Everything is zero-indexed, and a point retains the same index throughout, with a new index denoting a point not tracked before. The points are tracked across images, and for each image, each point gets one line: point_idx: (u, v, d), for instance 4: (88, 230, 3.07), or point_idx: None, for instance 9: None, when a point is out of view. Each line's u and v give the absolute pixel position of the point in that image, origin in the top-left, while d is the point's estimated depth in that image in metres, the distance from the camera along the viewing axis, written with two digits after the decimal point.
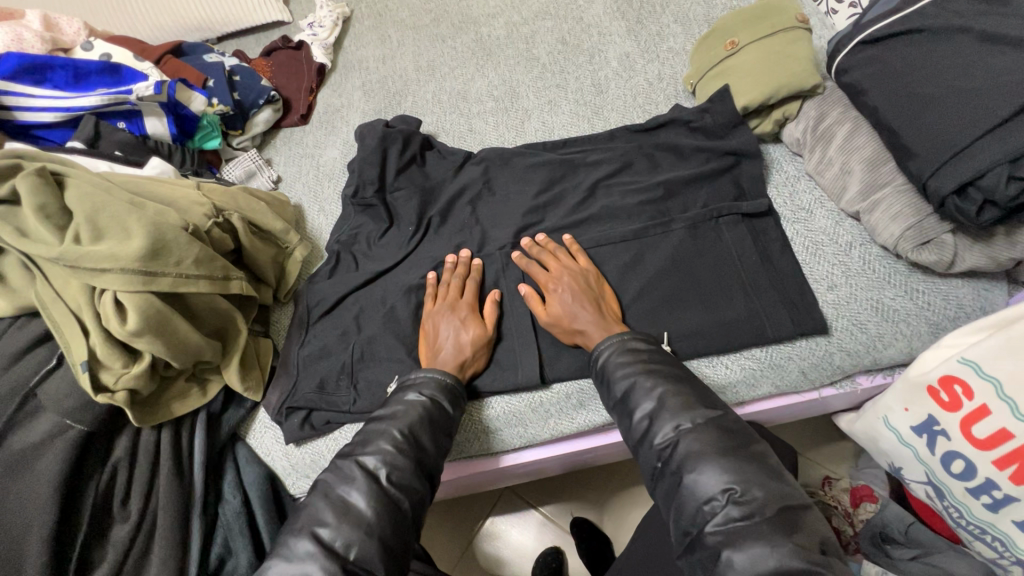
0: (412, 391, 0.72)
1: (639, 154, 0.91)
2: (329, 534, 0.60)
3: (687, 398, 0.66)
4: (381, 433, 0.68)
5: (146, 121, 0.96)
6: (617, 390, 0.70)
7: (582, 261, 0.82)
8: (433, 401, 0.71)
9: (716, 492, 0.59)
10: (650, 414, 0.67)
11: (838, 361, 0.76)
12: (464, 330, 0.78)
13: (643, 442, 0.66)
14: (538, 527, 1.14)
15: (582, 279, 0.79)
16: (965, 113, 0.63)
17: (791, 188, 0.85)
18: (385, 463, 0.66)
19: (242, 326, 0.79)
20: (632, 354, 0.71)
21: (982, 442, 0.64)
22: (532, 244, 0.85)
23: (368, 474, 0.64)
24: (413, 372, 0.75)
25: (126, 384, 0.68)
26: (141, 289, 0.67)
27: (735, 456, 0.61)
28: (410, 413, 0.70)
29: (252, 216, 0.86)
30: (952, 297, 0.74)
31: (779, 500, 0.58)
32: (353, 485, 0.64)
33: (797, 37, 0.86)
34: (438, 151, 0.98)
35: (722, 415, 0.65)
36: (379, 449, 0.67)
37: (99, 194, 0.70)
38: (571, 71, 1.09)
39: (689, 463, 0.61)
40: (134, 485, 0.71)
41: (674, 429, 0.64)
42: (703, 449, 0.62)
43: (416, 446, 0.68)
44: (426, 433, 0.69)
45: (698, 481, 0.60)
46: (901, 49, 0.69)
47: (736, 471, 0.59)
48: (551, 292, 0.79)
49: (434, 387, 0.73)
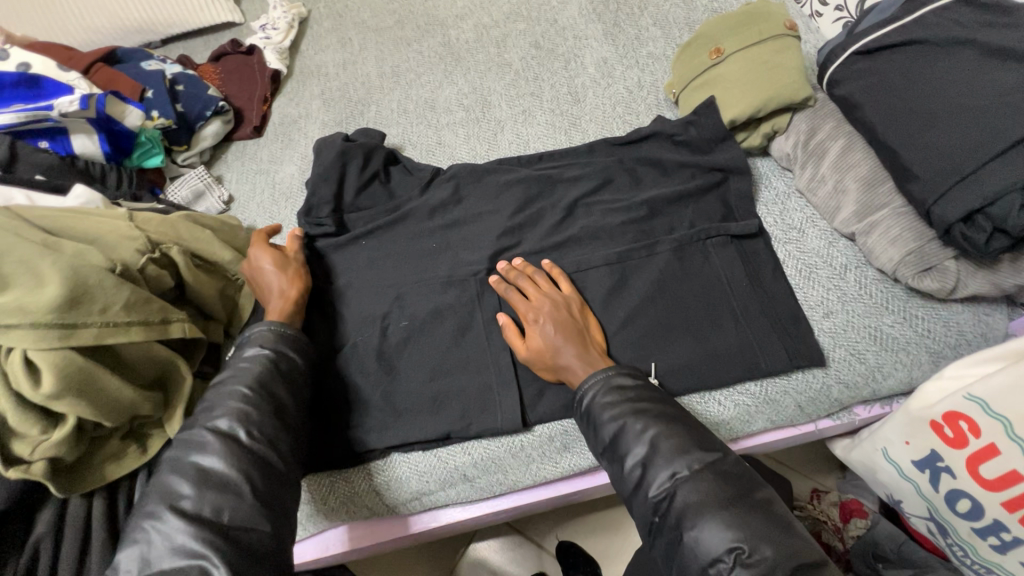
0: (250, 347, 0.67)
1: (620, 169, 0.84)
2: (192, 504, 0.54)
3: (681, 440, 0.60)
4: (226, 394, 0.61)
5: (73, 139, 0.86)
6: (605, 434, 0.64)
7: (564, 289, 0.75)
8: (277, 352, 0.67)
9: (722, 553, 0.53)
10: (642, 460, 0.60)
11: (836, 394, 0.71)
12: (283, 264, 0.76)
13: (637, 493, 0.60)
14: (522, 553, 1.09)
15: (564, 309, 0.72)
16: (970, 134, 0.58)
17: (781, 206, 0.81)
18: (241, 422, 0.59)
19: (186, 374, 0.70)
20: (618, 394, 0.65)
21: (990, 482, 0.61)
22: (508, 267, 0.78)
23: (221, 435, 0.58)
24: (251, 327, 0.70)
25: (45, 454, 0.59)
26: (59, 345, 0.58)
27: (737, 506, 0.55)
28: (253, 370, 0.64)
29: (198, 248, 0.77)
30: (952, 323, 0.71)
31: (792, 558, 0.52)
32: (206, 450, 0.57)
33: (786, 45, 0.81)
34: (404, 166, 0.90)
35: (720, 458, 0.59)
36: (228, 410, 0.60)
37: (4, 235, 0.60)
38: (546, 78, 1.02)
39: (689, 518, 0.56)
40: (61, 563, 0.62)
41: (670, 478, 0.58)
42: (703, 500, 0.56)
43: (272, 399, 0.63)
44: (281, 385, 0.64)
45: (700, 539, 0.54)
46: (899, 62, 0.65)
47: (742, 526, 0.54)
48: (532, 323, 0.72)
49: (273, 338, 0.67)
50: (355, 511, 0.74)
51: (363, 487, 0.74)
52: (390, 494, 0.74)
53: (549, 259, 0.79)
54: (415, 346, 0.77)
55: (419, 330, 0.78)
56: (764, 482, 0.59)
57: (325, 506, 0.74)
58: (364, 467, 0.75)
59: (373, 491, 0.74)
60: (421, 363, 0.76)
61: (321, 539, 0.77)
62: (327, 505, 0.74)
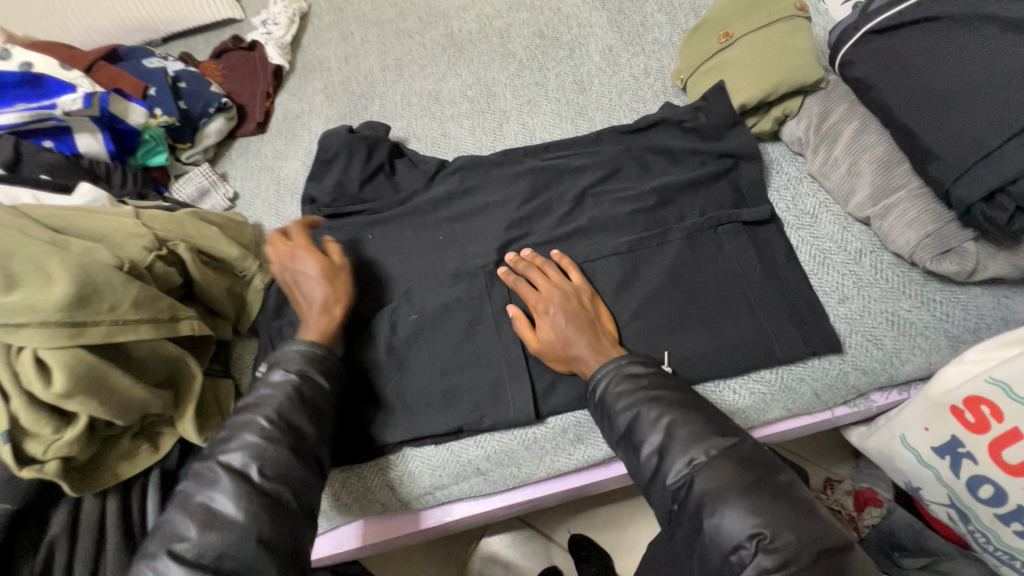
0: (278, 370, 0.66)
1: (629, 158, 0.83)
2: (194, 549, 0.54)
3: (697, 427, 0.60)
4: (245, 425, 0.61)
5: (77, 138, 0.86)
6: (620, 424, 0.63)
7: (575, 279, 0.74)
8: (302, 377, 0.65)
9: (744, 539, 0.52)
10: (659, 449, 0.60)
11: (853, 380, 0.70)
12: (320, 276, 0.72)
13: (655, 482, 0.60)
14: (534, 547, 1.09)
15: (575, 300, 0.72)
16: (990, 113, 0.57)
17: (794, 190, 0.79)
18: (255, 459, 0.59)
19: (196, 371, 0.70)
20: (632, 382, 0.64)
21: (1014, 468, 0.60)
22: (517, 258, 0.77)
23: (232, 473, 0.58)
24: (284, 344, 0.68)
25: (58, 453, 0.59)
26: (68, 343, 0.58)
27: (757, 492, 0.54)
28: (275, 397, 0.63)
29: (204, 244, 0.77)
30: (972, 307, 0.69)
31: (816, 543, 0.51)
32: (216, 489, 0.57)
33: (795, 27, 0.79)
34: (409, 159, 0.90)
35: (738, 443, 0.59)
36: (242, 444, 0.60)
37: (10, 234, 0.60)
38: (551, 67, 1.01)
39: (709, 505, 0.55)
40: (76, 564, 0.63)
41: (688, 464, 0.57)
42: (722, 487, 0.55)
43: (290, 428, 0.62)
44: (300, 414, 0.63)
45: (721, 526, 0.54)
46: (916, 40, 0.63)
47: (764, 512, 0.53)
48: (542, 314, 0.71)
49: (300, 361, 0.66)
50: (367, 507, 0.74)
51: (376, 483, 0.74)
52: (402, 488, 0.74)
53: (559, 251, 0.78)
54: (425, 340, 0.76)
55: (429, 323, 0.77)
56: (782, 465, 0.58)
57: (339, 502, 0.74)
58: (377, 462, 0.74)
59: (386, 486, 0.74)
60: (432, 357, 0.76)
61: (336, 532, 0.77)
62: (340, 501, 0.74)
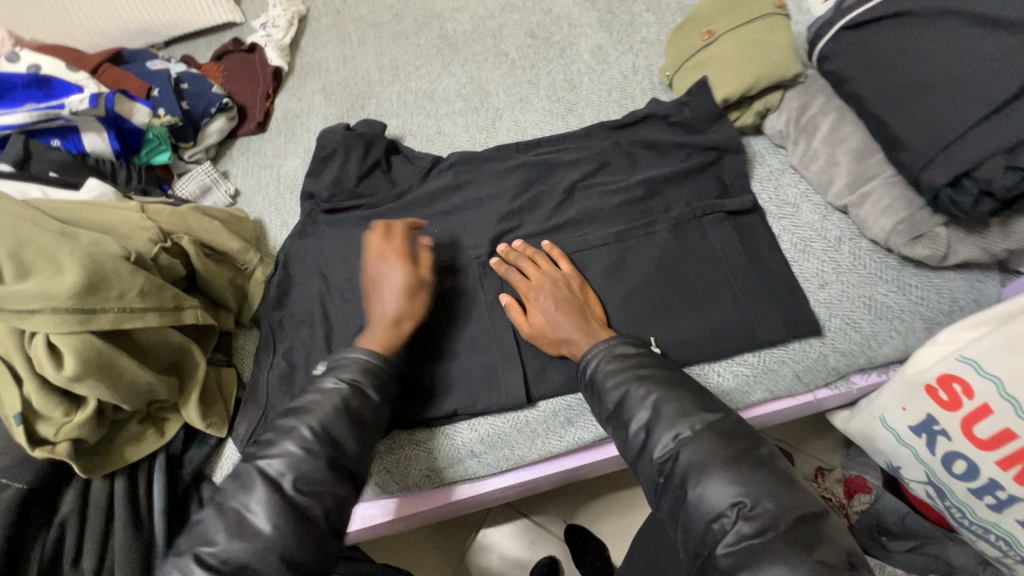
0: (332, 377, 0.66)
1: (617, 152, 0.86)
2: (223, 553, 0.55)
3: (683, 404, 0.62)
4: (288, 431, 0.62)
5: (84, 137, 0.88)
6: (610, 401, 0.65)
7: (564, 267, 0.77)
8: (353, 389, 0.65)
9: (726, 507, 0.55)
10: (646, 424, 0.62)
11: (832, 362, 0.73)
12: (398, 290, 0.72)
13: (642, 456, 0.62)
14: (531, 536, 1.11)
15: (563, 287, 0.74)
16: (955, 101, 0.60)
17: (776, 181, 0.82)
18: (291, 468, 0.59)
19: (200, 358, 0.73)
20: (621, 362, 0.67)
21: (984, 442, 0.62)
22: (508, 250, 0.80)
23: (269, 483, 0.58)
24: (347, 349, 0.69)
25: (69, 434, 0.62)
26: (78, 328, 0.61)
27: (738, 463, 0.57)
28: (323, 406, 0.63)
29: (206, 238, 0.80)
30: (946, 291, 0.72)
31: (793, 511, 0.54)
32: (252, 496, 0.58)
33: (775, 24, 0.82)
34: (405, 155, 0.93)
35: (722, 417, 0.61)
36: (283, 450, 0.60)
37: (22, 226, 0.63)
38: (542, 66, 1.04)
39: (692, 476, 0.57)
40: (85, 543, 0.65)
41: (674, 439, 0.60)
42: (706, 458, 0.57)
43: (329, 440, 0.62)
44: (341, 426, 0.63)
45: (704, 495, 0.56)
46: (886, 34, 0.66)
47: (745, 482, 0.55)
48: (531, 301, 0.74)
49: (355, 370, 0.66)
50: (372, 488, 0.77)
51: (376, 466, 0.76)
52: (401, 471, 0.76)
53: (549, 240, 0.80)
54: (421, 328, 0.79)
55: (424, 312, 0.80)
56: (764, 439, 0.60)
57: None
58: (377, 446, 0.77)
59: (386, 470, 0.76)
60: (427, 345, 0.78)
61: (367, 505, 0.79)
62: None
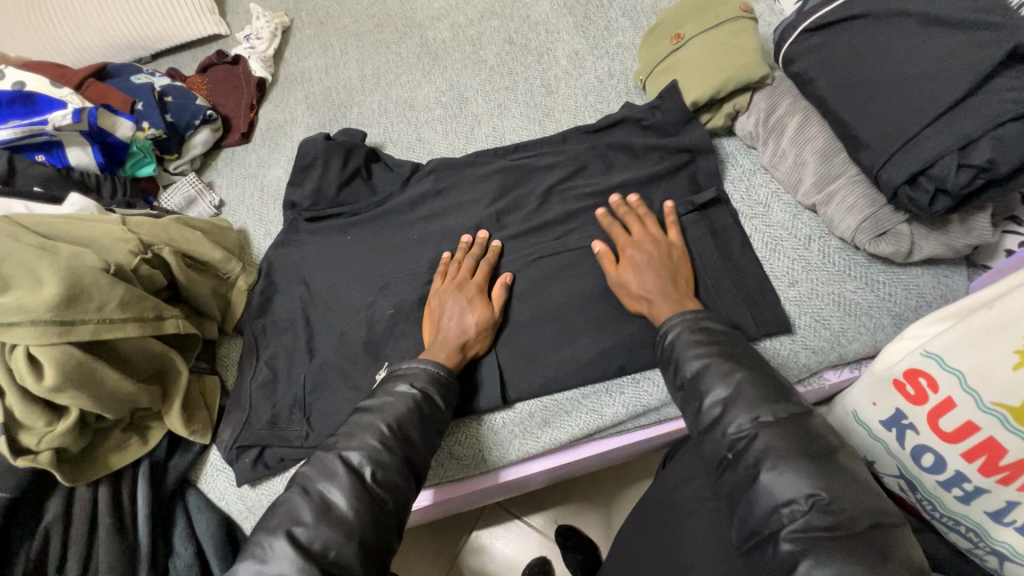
0: (402, 382, 0.67)
1: (593, 155, 0.87)
2: (306, 535, 0.55)
3: (768, 390, 0.60)
4: (365, 427, 0.63)
5: (68, 152, 0.90)
6: (687, 371, 0.64)
7: (672, 236, 0.77)
8: (423, 394, 0.67)
9: (799, 497, 0.52)
10: (724, 401, 0.60)
11: (804, 359, 0.74)
12: (469, 319, 0.75)
13: (712, 431, 0.60)
14: (522, 538, 1.12)
15: (662, 250, 0.76)
16: (910, 102, 0.61)
17: (747, 181, 0.83)
18: (369, 460, 0.60)
19: (182, 367, 0.74)
20: (706, 335, 0.66)
21: (950, 435, 0.63)
22: (622, 203, 0.81)
23: (350, 470, 0.59)
24: (411, 359, 0.70)
25: (51, 444, 0.63)
26: (58, 340, 0.62)
27: (824, 459, 0.54)
28: (396, 407, 0.65)
29: (188, 248, 0.81)
30: (912, 286, 0.74)
31: (873, 507, 0.51)
32: (333, 482, 0.58)
33: (742, 27, 0.83)
34: (385, 163, 0.95)
35: (807, 413, 0.58)
36: (363, 443, 0.61)
37: (3, 241, 0.64)
38: (520, 72, 1.05)
39: (769, 460, 0.55)
40: (70, 549, 0.67)
41: (752, 421, 0.58)
42: (786, 446, 0.55)
43: (405, 440, 0.63)
44: (415, 427, 0.64)
45: (777, 482, 0.54)
46: (845, 36, 0.67)
47: (827, 476, 0.53)
48: (626, 255, 0.76)
49: (424, 378, 0.68)
50: None
51: None
52: None
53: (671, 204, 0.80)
54: (401, 333, 0.81)
55: (404, 317, 0.81)
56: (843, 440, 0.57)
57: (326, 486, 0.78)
58: None
59: None
60: (407, 349, 0.80)
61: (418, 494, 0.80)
62: None
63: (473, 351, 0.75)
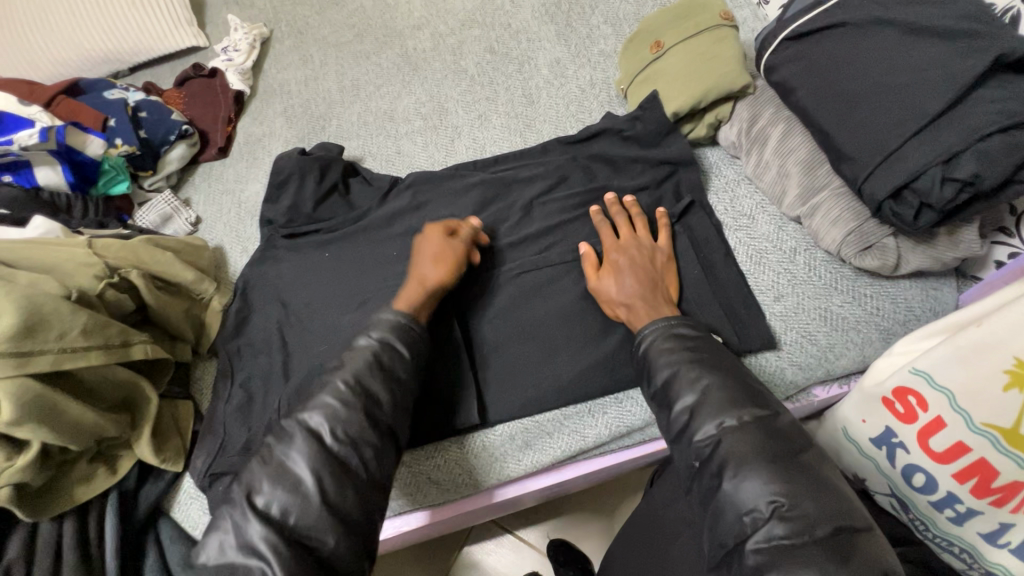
0: (363, 335, 0.65)
1: (574, 167, 0.85)
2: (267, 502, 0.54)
3: (733, 393, 0.58)
4: (324, 386, 0.60)
5: (36, 171, 0.88)
6: (658, 379, 0.62)
7: (660, 241, 0.76)
8: (382, 345, 0.64)
9: (760, 504, 0.51)
10: (691, 408, 0.59)
11: (791, 376, 0.71)
12: (424, 254, 0.74)
13: (681, 439, 0.59)
14: (514, 553, 1.09)
15: (647, 256, 0.74)
16: (891, 113, 0.59)
17: (732, 192, 0.82)
18: (328, 419, 0.58)
19: (150, 394, 0.72)
20: (678, 342, 0.64)
21: (940, 455, 0.60)
22: (614, 202, 0.79)
23: (309, 432, 0.57)
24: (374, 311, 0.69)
25: (9, 479, 0.61)
26: (14, 372, 0.60)
27: (784, 465, 0.53)
28: (355, 360, 0.62)
29: (158, 270, 0.79)
30: (901, 299, 0.72)
31: (839, 516, 0.49)
32: (292, 446, 0.56)
33: (723, 35, 0.81)
34: (363, 177, 0.93)
35: (773, 416, 0.57)
36: (322, 403, 0.59)
37: None
38: (501, 81, 1.03)
39: (731, 467, 0.54)
40: None
41: (718, 426, 0.56)
42: (748, 451, 0.54)
43: (367, 394, 0.60)
44: (376, 380, 0.61)
45: (741, 488, 0.52)
46: (825, 45, 0.65)
47: (787, 481, 0.51)
48: (610, 259, 0.74)
49: (385, 328, 0.65)
50: None
51: None
52: None
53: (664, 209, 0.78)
54: None
55: None
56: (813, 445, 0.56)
57: None
58: None
59: None
60: None
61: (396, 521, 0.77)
62: None
63: (433, 278, 0.72)
